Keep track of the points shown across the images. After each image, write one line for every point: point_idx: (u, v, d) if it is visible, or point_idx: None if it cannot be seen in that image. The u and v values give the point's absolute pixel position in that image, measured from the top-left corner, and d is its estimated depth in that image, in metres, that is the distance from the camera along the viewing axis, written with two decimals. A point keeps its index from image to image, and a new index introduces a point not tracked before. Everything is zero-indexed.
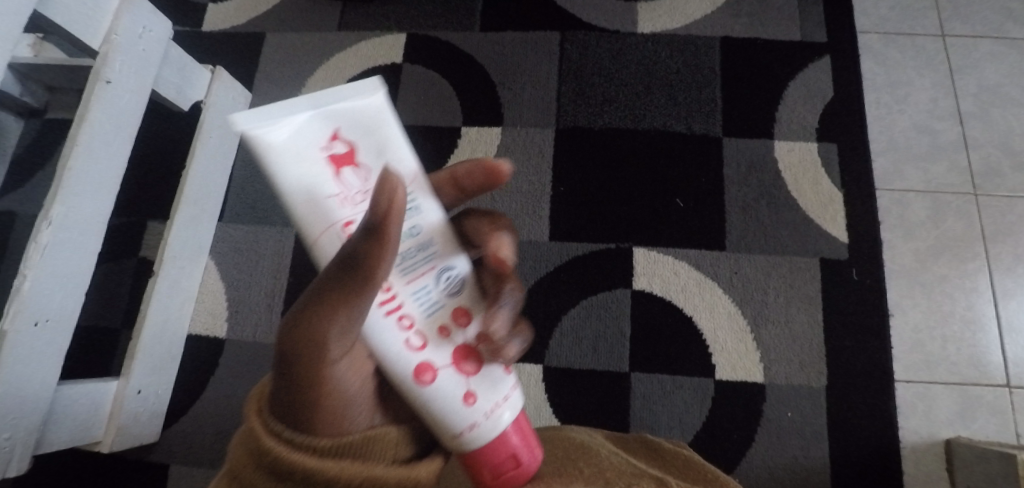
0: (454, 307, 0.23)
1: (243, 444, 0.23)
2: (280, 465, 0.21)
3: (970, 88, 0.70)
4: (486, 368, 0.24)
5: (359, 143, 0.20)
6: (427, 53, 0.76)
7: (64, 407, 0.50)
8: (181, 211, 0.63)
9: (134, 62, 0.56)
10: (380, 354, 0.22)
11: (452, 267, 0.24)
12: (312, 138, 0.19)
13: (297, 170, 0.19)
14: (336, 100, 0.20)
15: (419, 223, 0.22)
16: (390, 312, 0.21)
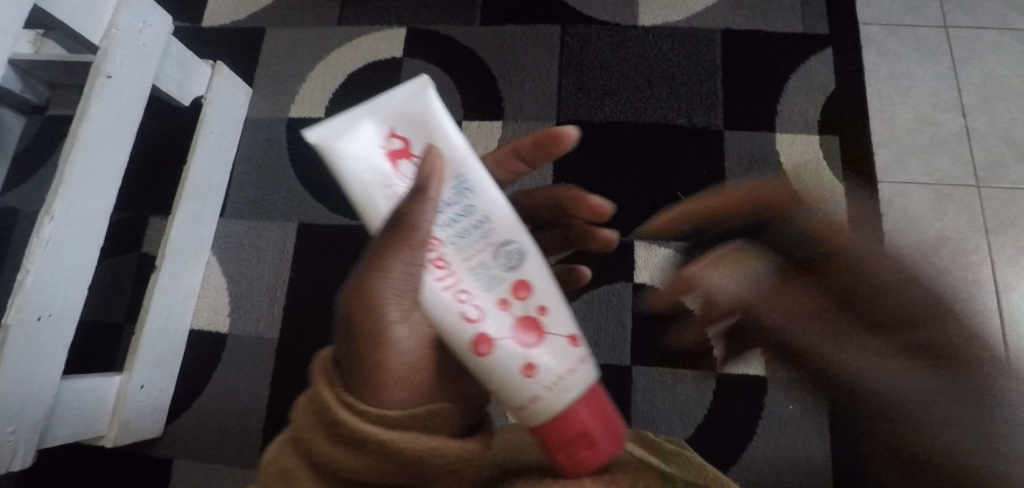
0: (516, 281, 0.24)
1: (313, 408, 0.24)
2: (345, 431, 0.22)
3: (973, 80, 0.70)
4: (550, 341, 0.24)
5: (412, 138, 0.23)
6: (427, 48, 0.76)
7: (68, 402, 0.51)
8: (183, 206, 0.63)
9: (134, 57, 0.56)
10: (438, 324, 0.24)
11: (512, 242, 0.24)
12: (373, 136, 0.22)
13: (360, 160, 0.21)
14: (388, 102, 0.22)
15: (473, 202, 0.24)
16: (447, 283, 0.23)
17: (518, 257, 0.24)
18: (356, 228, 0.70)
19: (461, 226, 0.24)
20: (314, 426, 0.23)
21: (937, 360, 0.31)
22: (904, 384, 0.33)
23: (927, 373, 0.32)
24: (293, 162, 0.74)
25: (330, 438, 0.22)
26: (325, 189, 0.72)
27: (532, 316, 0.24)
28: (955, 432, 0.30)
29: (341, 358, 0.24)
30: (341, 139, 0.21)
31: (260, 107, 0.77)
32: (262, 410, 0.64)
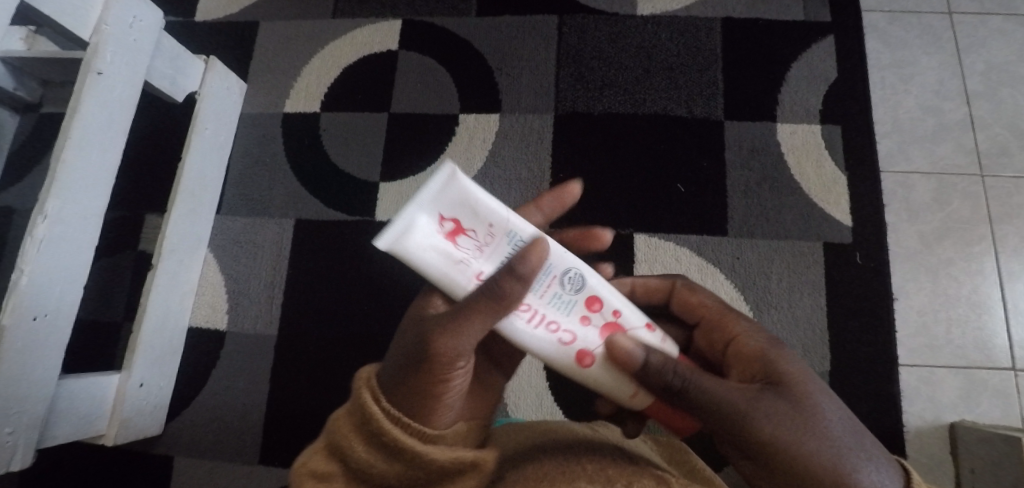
0: (587, 298, 0.31)
1: (354, 418, 0.27)
2: (395, 444, 0.26)
3: (978, 66, 0.69)
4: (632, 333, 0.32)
5: (463, 216, 0.28)
6: (423, 40, 0.75)
7: (66, 401, 0.51)
8: (178, 204, 0.63)
9: (125, 52, 0.55)
10: (542, 353, 0.31)
11: (569, 269, 0.30)
12: (429, 227, 0.28)
13: (425, 251, 0.28)
14: (429, 195, 0.27)
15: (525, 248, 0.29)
16: (540, 323, 0.30)
17: (581, 280, 0.30)
18: (354, 223, 0.69)
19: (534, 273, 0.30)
20: (355, 432, 0.27)
21: (779, 385, 0.30)
22: (770, 413, 0.29)
23: (770, 397, 0.29)
24: (289, 157, 0.73)
25: (375, 445, 0.26)
26: (322, 185, 0.71)
27: (610, 322, 0.31)
28: (810, 444, 0.27)
29: (394, 378, 0.28)
30: (409, 237, 0.27)
31: (255, 102, 0.76)
32: (262, 407, 0.64)
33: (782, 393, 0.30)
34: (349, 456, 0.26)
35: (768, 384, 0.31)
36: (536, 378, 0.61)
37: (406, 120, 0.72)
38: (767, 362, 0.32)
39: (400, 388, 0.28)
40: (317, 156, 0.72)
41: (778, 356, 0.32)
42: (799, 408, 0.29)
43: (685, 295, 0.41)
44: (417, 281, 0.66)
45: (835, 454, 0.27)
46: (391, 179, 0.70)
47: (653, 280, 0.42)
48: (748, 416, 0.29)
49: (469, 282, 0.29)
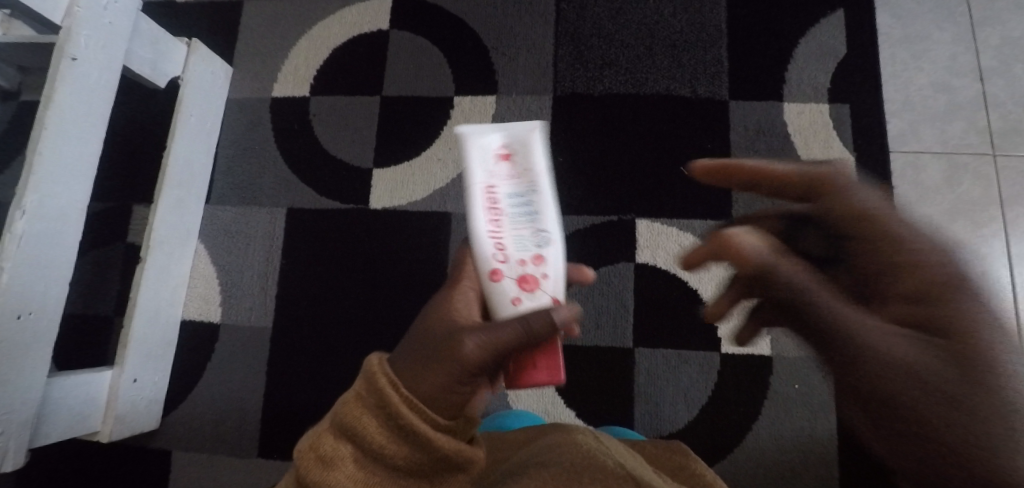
0: (540, 258, 0.29)
1: (367, 399, 0.25)
2: (411, 430, 0.25)
3: (993, 41, 0.66)
4: (539, 295, 0.29)
5: (519, 153, 0.30)
6: (415, 18, 0.72)
7: (58, 399, 0.50)
8: (165, 194, 0.61)
9: (100, 36, 0.52)
10: (477, 264, 0.30)
11: (548, 233, 0.29)
12: (488, 144, 0.30)
13: (477, 147, 0.30)
14: (515, 126, 0.30)
15: (535, 198, 0.29)
16: (494, 242, 0.29)
17: (547, 242, 0.29)
18: (347, 211, 0.67)
19: (526, 219, 0.29)
20: (368, 415, 0.25)
21: (941, 334, 0.22)
22: (893, 353, 0.22)
23: (915, 345, 0.22)
24: (279, 144, 0.71)
25: (392, 432, 0.25)
26: (314, 172, 0.69)
27: (531, 279, 0.29)
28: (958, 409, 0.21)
29: (408, 366, 0.26)
30: (476, 138, 0.30)
31: (242, 87, 0.73)
32: (260, 400, 0.63)
33: (934, 345, 0.22)
34: (361, 438, 0.25)
35: (929, 331, 0.23)
36: None
37: (399, 103, 0.70)
38: (937, 310, 0.23)
39: (411, 372, 0.26)
40: (308, 142, 0.70)
41: (951, 304, 0.23)
42: (948, 362, 0.22)
43: (826, 194, 0.28)
44: (415, 270, 0.64)
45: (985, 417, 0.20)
46: (386, 165, 0.68)
47: (786, 173, 0.29)
48: (870, 347, 0.22)
49: (480, 182, 0.29)
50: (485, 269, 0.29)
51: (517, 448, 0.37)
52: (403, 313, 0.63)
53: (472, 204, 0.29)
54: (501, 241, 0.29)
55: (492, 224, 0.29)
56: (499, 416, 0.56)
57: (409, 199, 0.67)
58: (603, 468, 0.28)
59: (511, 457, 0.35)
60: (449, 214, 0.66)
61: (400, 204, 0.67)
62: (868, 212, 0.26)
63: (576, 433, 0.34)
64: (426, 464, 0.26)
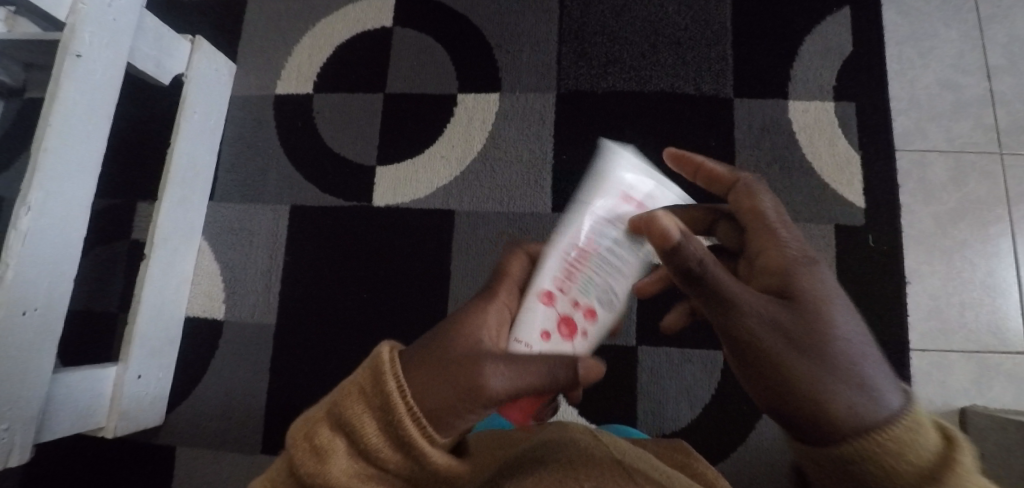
0: (590, 307, 0.32)
1: (368, 398, 0.24)
2: (409, 443, 0.23)
3: (1000, 38, 0.65)
4: (561, 339, 0.32)
5: (642, 209, 0.33)
6: (419, 15, 0.72)
7: (63, 395, 0.50)
8: (169, 191, 0.61)
9: (104, 32, 0.52)
10: (537, 276, 0.33)
11: (614, 292, 0.32)
12: (631, 186, 0.33)
13: (621, 181, 0.33)
14: (660, 187, 0.34)
15: (625, 252, 0.32)
16: (562, 266, 0.33)
17: (606, 299, 0.32)
18: (350, 209, 0.67)
19: (608, 267, 0.32)
20: (368, 415, 0.23)
21: (802, 302, 0.26)
22: (762, 318, 0.26)
23: (780, 310, 0.26)
24: (283, 141, 0.71)
25: (392, 440, 0.23)
26: (317, 169, 0.69)
27: (568, 322, 0.32)
28: (811, 361, 0.25)
29: (420, 371, 0.25)
30: (623, 174, 0.34)
31: (246, 84, 0.73)
32: (263, 397, 0.63)
33: (794, 310, 0.26)
34: (357, 439, 0.23)
35: (787, 298, 0.27)
36: None
37: (402, 100, 0.69)
38: (791, 282, 0.27)
39: (423, 380, 0.25)
40: (312, 139, 0.70)
41: (802, 277, 0.27)
42: (803, 325, 0.26)
43: (740, 195, 0.31)
44: (418, 268, 0.64)
45: (831, 367, 0.25)
46: (389, 162, 0.68)
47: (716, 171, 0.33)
48: (746, 315, 0.26)
49: (598, 207, 0.33)
50: (540, 284, 0.33)
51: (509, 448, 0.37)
52: (406, 311, 0.63)
53: (575, 225, 0.33)
54: (570, 274, 0.33)
55: (574, 248, 0.33)
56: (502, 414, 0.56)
57: (413, 196, 0.67)
58: (600, 462, 0.28)
59: (504, 456, 0.35)
60: (453, 211, 0.66)
61: (404, 201, 0.67)
62: (763, 216, 0.30)
63: (574, 430, 0.34)
64: (418, 476, 0.24)
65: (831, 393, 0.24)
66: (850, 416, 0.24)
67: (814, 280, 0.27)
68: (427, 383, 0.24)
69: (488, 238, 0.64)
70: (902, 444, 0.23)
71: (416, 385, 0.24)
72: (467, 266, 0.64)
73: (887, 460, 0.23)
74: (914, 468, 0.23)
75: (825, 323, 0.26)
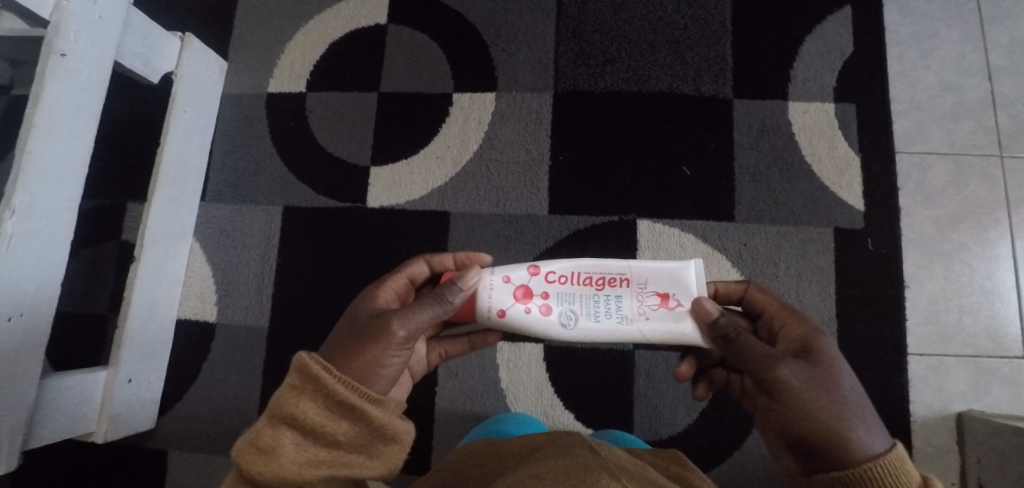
0: (546, 306, 0.36)
1: (302, 384, 0.29)
2: (345, 403, 0.29)
3: (1002, 39, 0.65)
4: (513, 286, 0.37)
5: (673, 307, 0.36)
6: (414, 12, 0.70)
7: (51, 400, 0.49)
8: (159, 192, 0.60)
9: (89, 31, 0.51)
10: (550, 266, 0.37)
11: (575, 316, 0.36)
12: (678, 292, 0.36)
13: (691, 286, 0.36)
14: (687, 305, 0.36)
15: (618, 312, 0.35)
16: (568, 272, 0.37)
17: (567, 316, 0.36)
18: (343, 210, 0.66)
19: (597, 307, 0.36)
20: (307, 398, 0.29)
21: (817, 361, 0.32)
22: (791, 370, 0.31)
23: (801, 366, 0.32)
24: (275, 140, 0.69)
25: (331, 411, 0.29)
26: (311, 170, 0.68)
27: (526, 292, 0.37)
28: (826, 401, 0.30)
29: (343, 355, 0.33)
30: (690, 283, 0.36)
31: (238, 82, 0.72)
32: (256, 401, 0.62)
33: (812, 365, 0.32)
34: (300, 421, 0.28)
35: (810, 356, 0.33)
36: (535, 371, 0.60)
37: (397, 99, 0.68)
38: (815, 346, 0.33)
39: (352, 358, 0.33)
40: (305, 139, 0.69)
41: (823, 344, 0.33)
42: (823, 376, 0.31)
43: (772, 300, 0.38)
44: None
45: (845, 410, 0.30)
46: (383, 162, 0.67)
47: (751, 291, 0.39)
48: (775, 365, 0.32)
49: (653, 275, 0.36)
50: (547, 267, 0.37)
51: (497, 453, 0.38)
52: None
53: (612, 265, 0.36)
54: (565, 282, 0.37)
55: (590, 279, 0.36)
56: (498, 419, 0.56)
57: (407, 197, 0.66)
58: (589, 458, 0.30)
59: (501, 459, 0.37)
60: (448, 213, 0.65)
61: (398, 203, 0.66)
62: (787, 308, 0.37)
63: (575, 435, 0.35)
64: (362, 435, 0.30)
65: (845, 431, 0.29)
66: (854, 447, 0.29)
67: (831, 349, 0.33)
68: (344, 355, 0.33)
69: (484, 240, 0.64)
70: (896, 472, 0.27)
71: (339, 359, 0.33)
72: None
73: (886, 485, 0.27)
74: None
75: (842, 379, 0.31)
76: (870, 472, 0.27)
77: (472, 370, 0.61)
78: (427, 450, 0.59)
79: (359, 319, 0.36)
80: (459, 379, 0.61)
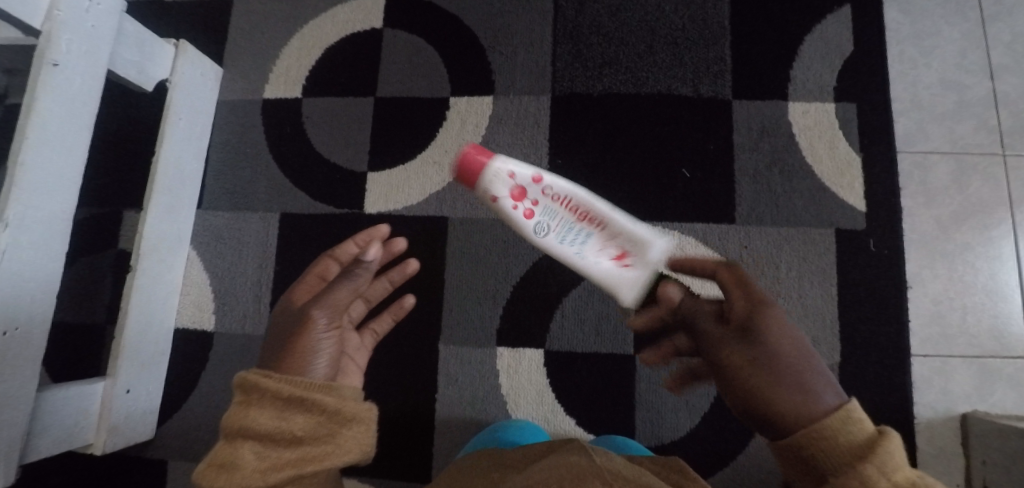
0: (529, 217, 0.40)
1: (249, 399, 0.32)
2: (297, 400, 0.32)
3: (1003, 37, 0.64)
4: (515, 183, 0.39)
5: (625, 266, 0.40)
6: (410, 16, 0.70)
7: (49, 413, 0.49)
8: (155, 201, 0.59)
9: (82, 40, 0.50)
10: (557, 179, 0.39)
11: (545, 232, 0.40)
12: (634, 256, 0.39)
13: (651, 259, 0.39)
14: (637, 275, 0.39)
15: (574, 243, 0.40)
16: (564, 193, 0.39)
17: (540, 228, 0.40)
18: (340, 217, 0.66)
19: (566, 232, 0.40)
20: (258, 409, 0.32)
21: (758, 335, 0.32)
22: (736, 355, 0.33)
23: (742, 345, 0.33)
24: (271, 146, 0.69)
25: (284, 414, 0.32)
26: (307, 175, 0.67)
27: (518, 197, 0.39)
28: (767, 377, 0.31)
29: (275, 356, 0.37)
30: (651, 258, 0.39)
31: (233, 88, 0.71)
32: None
33: (754, 340, 0.32)
34: (255, 431, 0.31)
35: (750, 333, 0.33)
36: (536, 377, 0.60)
37: (393, 104, 0.68)
38: (759, 320, 0.33)
39: (283, 355, 0.37)
40: (302, 145, 0.68)
41: (764, 311, 0.33)
42: (764, 351, 0.32)
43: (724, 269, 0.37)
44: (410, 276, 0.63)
45: (786, 381, 0.30)
46: (380, 168, 0.66)
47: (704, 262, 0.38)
48: (723, 351, 0.34)
49: (629, 233, 0.39)
50: (548, 179, 0.39)
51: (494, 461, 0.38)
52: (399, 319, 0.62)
53: (602, 205, 0.39)
54: (556, 200, 0.40)
55: (574, 207, 0.39)
56: (500, 426, 0.56)
57: (404, 202, 0.65)
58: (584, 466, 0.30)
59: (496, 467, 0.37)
60: (446, 218, 0.64)
61: (395, 208, 0.65)
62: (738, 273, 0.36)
63: (572, 444, 0.35)
64: (322, 427, 0.32)
65: (788, 403, 0.29)
66: (800, 419, 0.28)
67: (775, 316, 0.33)
68: (279, 349, 0.37)
69: (482, 245, 0.63)
70: (841, 428, 0.27)
71: (276, 355, 0.37)
72: (461, 274, 0.63)
73: (831, 443, 0.27)
74: (853, 446, 0.26)
75: (785, 355, 0.32)
76: (813, 435, 0.27)
77: (472, 376, 0.60)
78: (427, 457, 0.59)
79: (283, 319, 0.41)
80: (459, 386, 0.60)
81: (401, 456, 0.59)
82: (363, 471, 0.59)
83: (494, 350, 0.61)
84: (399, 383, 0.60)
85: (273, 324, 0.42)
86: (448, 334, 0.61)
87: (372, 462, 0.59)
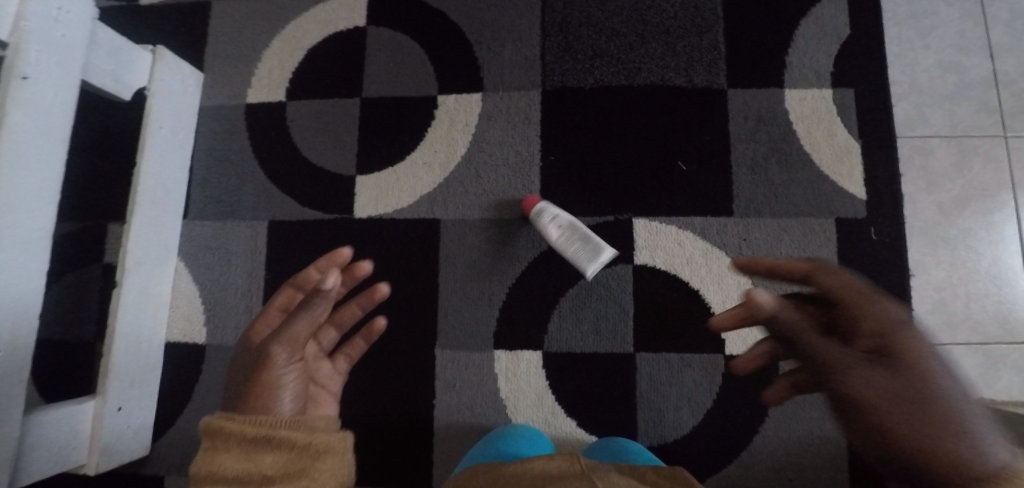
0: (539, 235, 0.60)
1: (217, 443, 0.34)
2: (265, 437, 0.35)
3: (1003, 15, 0.62)
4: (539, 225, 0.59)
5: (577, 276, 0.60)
6: (394, 12, 0.68)
7: (38, 437, 0.47)
8: (138, 214, 0.58)
9: (52, 51, 0.48)
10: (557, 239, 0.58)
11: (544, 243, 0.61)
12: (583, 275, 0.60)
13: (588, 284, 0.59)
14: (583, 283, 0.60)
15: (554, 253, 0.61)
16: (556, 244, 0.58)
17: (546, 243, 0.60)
18: (330, 222, 0.64)
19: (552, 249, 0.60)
20: (228, 451, 0.34)
21: (894, 364, 0.27)
22: (864, 384, 0.28)
23: (874, 373, 0.27)
24: (257, 152, 0.67)
25: (254, 450, 0.34)
26: (295, 181, 0.66)
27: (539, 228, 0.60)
28: (909, 416, 0.26)
29: (241, 395, 0.39)
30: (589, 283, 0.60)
31: (215, 93, 0.69)
32: None
33: (889, 370, 0.27)
34: (221, 472, 0.33)
35: (888, 358, 0.28)
36: (535, 379, 0.59)
37: (379, 104, 0.66)
38: (896, 341, 0.28)
39: (249, 395, 0.39)
40: (287, 149, 0.67)
41: (903, 340, 0.28)
42: (903, 384, 0.26)
43: (822, 275, 0.31)
44: (403, 281, 0.62)
45: (938, 424, 0.25)
46: (369, 171, 0.65)
47: (787, 264, 0.32)
48: (846, 375, 0.28)
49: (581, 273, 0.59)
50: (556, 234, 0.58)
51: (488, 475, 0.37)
52: (393, 325, 0.61)
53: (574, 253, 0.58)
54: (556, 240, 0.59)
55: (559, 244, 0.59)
56: (499, 431, 0.55)
57: (394, 206, 0.64)
58: None
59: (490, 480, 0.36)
60: (437, 220, 0.63)
61: (386, 212, 0.64)
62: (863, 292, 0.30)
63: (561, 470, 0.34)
64: (291, 459, 0.34)
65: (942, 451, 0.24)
66: (966, 470, 0.23)
67: (916, 345, 0.28)
68: (243, 392, 0.40)
69: (476, 246, 0.62)
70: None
71: (241, 398, 0.39)
72: (455, 278, 0.61)
73: None
74: None
75: (938, 389, 0.26)
76: None
77: (470, 381, 0.59)
78: (427, 464, 0.58)
79: (246, 361, 0.43)
80: (457, 391, 0.59)
81: (401, 465, 0.58)
82: (362, 481, 0.58)
83: (492, 353, 0.60)
84: (396, 391, 0.59)
85: (241, 365, 0.44)
86: (445, 339, 0.60)
87: (373, 471, 0.58)
